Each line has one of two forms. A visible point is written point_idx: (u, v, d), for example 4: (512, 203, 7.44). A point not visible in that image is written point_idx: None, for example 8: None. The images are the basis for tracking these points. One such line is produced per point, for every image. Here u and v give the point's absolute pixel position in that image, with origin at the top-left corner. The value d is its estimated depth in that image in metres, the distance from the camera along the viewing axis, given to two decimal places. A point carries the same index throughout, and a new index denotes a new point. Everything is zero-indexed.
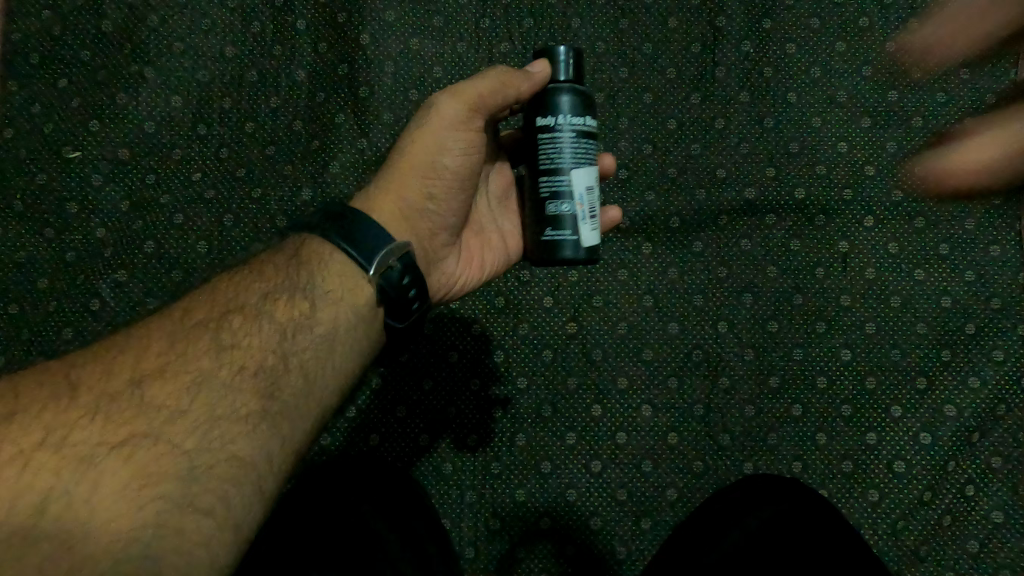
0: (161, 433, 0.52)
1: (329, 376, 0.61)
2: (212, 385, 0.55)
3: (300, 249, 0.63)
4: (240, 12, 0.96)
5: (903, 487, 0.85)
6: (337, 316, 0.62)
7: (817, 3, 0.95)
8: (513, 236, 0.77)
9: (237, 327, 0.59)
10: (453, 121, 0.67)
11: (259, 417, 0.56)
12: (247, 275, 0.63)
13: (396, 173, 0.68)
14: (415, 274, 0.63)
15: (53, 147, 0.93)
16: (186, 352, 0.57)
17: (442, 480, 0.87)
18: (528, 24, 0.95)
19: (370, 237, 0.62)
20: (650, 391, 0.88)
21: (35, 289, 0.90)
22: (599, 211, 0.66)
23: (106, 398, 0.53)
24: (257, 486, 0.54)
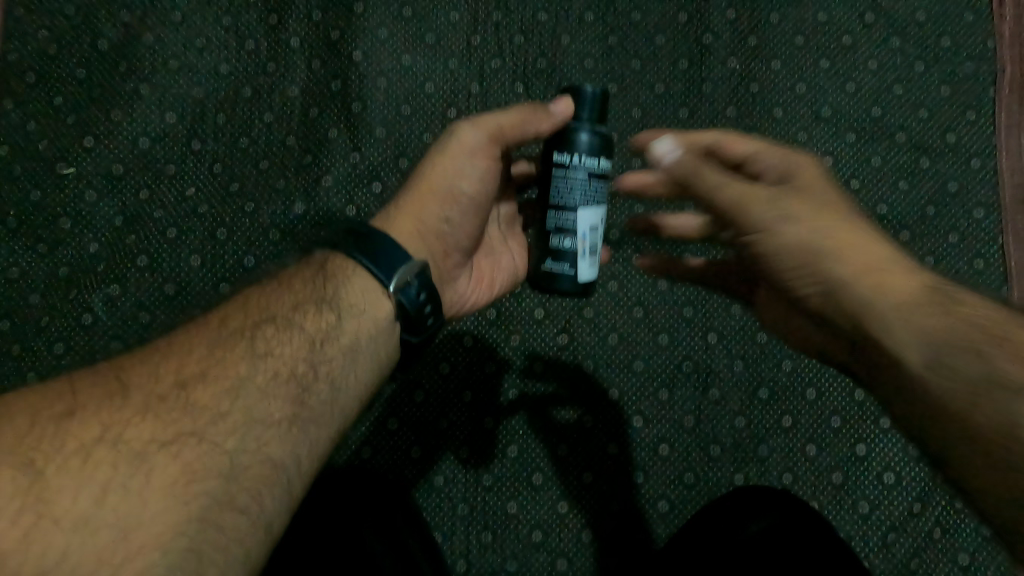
0: (204, 433, 0.49)
1: (353, 385, 0.57)
2: (250, 388, 0.52)
3: (325, 262, 0.60)
4: (233, 29, 0.96)
5: (894, 499, 0.86)
6: (361, 327, 0.58)
7: (801, 22, 0.97)
8: (521, 260, 0.76)
9: (270, 333, 0.55)
10: (473, 148, 0.65)
11: (292, 421, 0.52)
12: (275, 287, 0.59)
13: (413, 196, 0.66)
14: (431, 291, 0.60)
15: (47, 164, 0.93)
16: (229, 352, 0.53)
17: (434, 492, 0.87)
18: (519, 41, 0.97)
19: (392, 254, 0.59)
20: (640, 402, 0.89)
21: (28, 305, 0.89)
22: (599, 251, 0.65)
23: (153, 397, 0.49)
24: (287, 489, 0.51)
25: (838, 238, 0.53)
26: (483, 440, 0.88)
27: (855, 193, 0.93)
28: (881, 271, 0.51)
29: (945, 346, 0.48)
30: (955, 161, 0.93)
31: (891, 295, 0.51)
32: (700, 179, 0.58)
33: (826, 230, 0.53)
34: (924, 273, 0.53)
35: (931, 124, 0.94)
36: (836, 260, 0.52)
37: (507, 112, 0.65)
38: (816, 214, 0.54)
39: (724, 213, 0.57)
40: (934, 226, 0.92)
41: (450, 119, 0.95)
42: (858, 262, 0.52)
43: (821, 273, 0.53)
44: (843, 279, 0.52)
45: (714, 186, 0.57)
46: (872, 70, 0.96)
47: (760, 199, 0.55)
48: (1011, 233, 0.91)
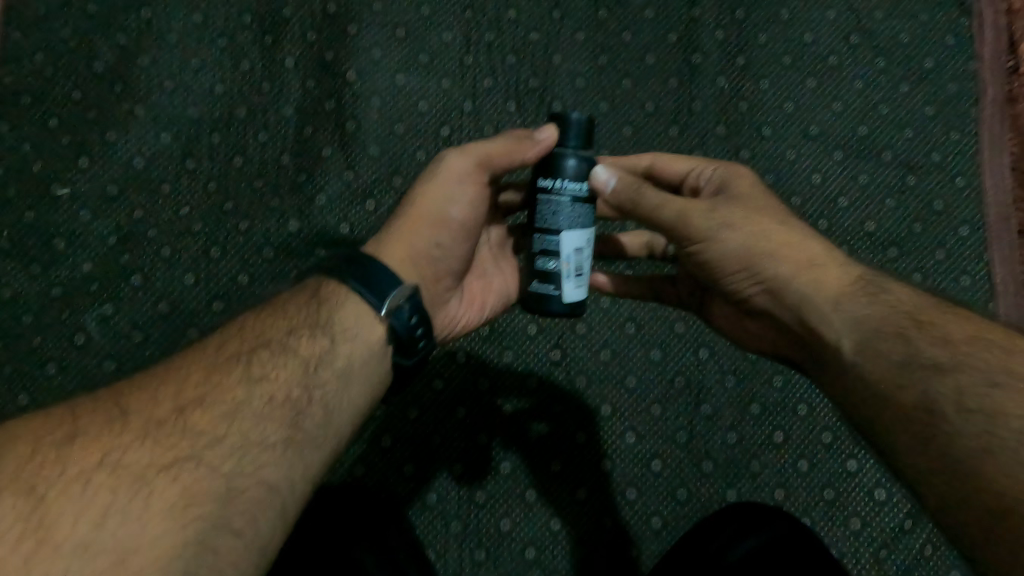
0: (201, 457, 0.49)
1: (346, 408, 0.57)
2: (246, 412, 0.52)
3: (318, 288, 0.61)
4: (228, 50, 0.98)
5: (884, 515, 0.87)
6: (354, 351, 0.58)
7: (788, 42, 0.99)
8: (513, 282, 0.77)
9: (266, 358, 0.56)
10: (462, 176, 0.66)
11: (287, 444, 0.52)
12: (269, 313, 0.59)
13: (404, 222, 0.67)
14: (423, 315, 0.61)
15: (41, 185, 0.93)
16: (226, 377, 0.53)
17: (427, 510, 0.87)
18: (511, 60, 0.98)
19: (384, 279, 0.60)
20: (632, 418, 0.89)
21: (20, 325, 0.89)
22: (586, 274, 0.65)
23: (152, 422, 0.49)
24: (281, 510, 0.51)
25: (775, 240, 0.61)
26: (476, 459, 0.88)
27: (843, 211, 0.94)
28: (811, 269, 0.60)
29: (869, 331, 0.57)
30: (941, 180, 0.95)
31: (825, 289, 0.60)
32: (642, 199, 0.64)
33: (762, 233, 0.61)
34: (853, 264, 0.62)
35: (916, 143, 0.96)
36: (774, 260, 0.61)
37: (494, 140, 0.66)
38: (753, 221, 0.62)
39: (671, 228, 0.64)
40: (921, 244, 0.93)
41: (443, 138, 0.96)
42: (795, 262, 0.61)
43: (763, 275, 0.61)
44: (782, 277, 0.61)
45: (656, 206, 0.64)
46: (859, 90, 0.98)
47: (701, 212, 0.63)
48: (996, 250, 0.93)
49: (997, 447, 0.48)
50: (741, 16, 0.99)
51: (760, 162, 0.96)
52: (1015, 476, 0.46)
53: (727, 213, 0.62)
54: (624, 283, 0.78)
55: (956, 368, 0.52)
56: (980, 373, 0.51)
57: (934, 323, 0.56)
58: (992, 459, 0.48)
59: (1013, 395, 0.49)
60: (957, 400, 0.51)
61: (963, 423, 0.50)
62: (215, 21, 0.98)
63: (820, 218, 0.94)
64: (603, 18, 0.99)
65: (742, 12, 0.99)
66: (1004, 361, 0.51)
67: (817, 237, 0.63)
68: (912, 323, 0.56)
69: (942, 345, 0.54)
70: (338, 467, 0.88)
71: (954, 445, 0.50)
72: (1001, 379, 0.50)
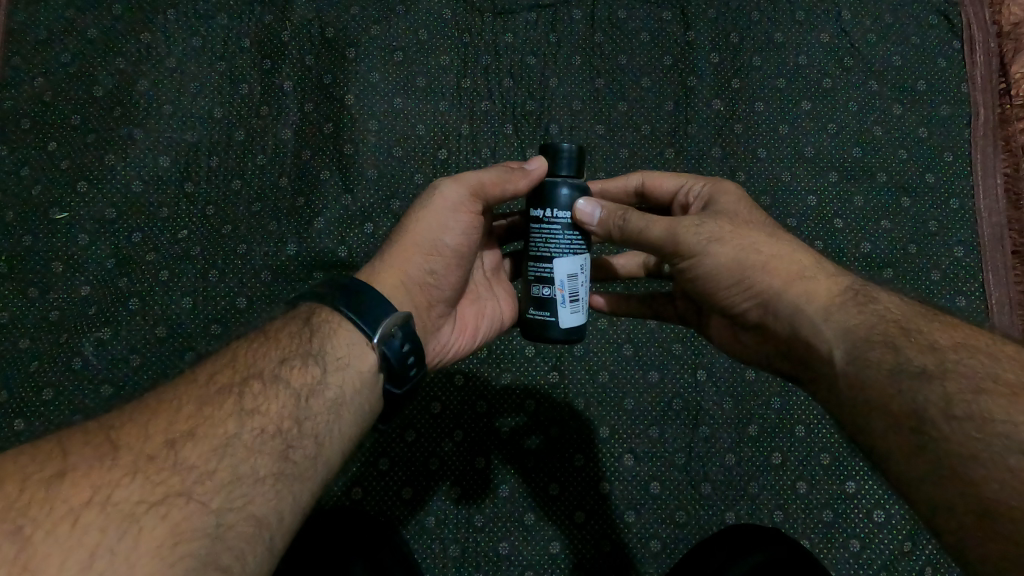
0: (191, 493, 0.48)
1: (336, 437, 0.57)
2: (237, 445, 0.51)
3: (310, 315, 0.61)
4: (228, 75, 0.99)
5: (885, 537, 0.86)
6: (345, 380, 0.58)
7: (783, 66, 1.00)
8: (507, 304, 0.77)
9: (257, 389, 0.55)
10: (454, 204, 0.67)
11: (276, 477, 0.51)
12: (261, 343, 0.59)
13: (397, 249, 0.67)
14: (415, 342, 0.61)
15: (40, 209, 0.94)
16: (217, 410, 0.53)
17: (426, 533, 0.87)
18: (508, 83, 0.99)
19: (378, 307, 0.60)
20: (632, 440, 0.89)
21: (17, 349, 0.89)
22: (582, 298, 0.65)
23: (143, 457, 0.48)
24: (269, 546, 0.50)
25: (763, 252, 0.61)
26: (473, 483, 0.88)
27: (839, 232, 0.95)
28: (801, 285, 0.59)
29: (857, 341, 0.54)
30: (935, 202, 0.96)
31: (816, 298, 0.58)
32: (628, 221, 0.63)
33: (750, 248, 0.61)
34: (842, 275, 0.60)
35: (910, 165, 0.97)
36: (763, 273, 0.60)
37: (486, 171, 0.67)
38: (738, 235, 0.62)
39: (660, 244, 0.63)
40: (917, 264, 0.93)
41: (440, 161, 0.96)
42: (783, 274, 0.59)
43: (755, 288, 0.60)
44: (772, 289, 0.59)
45: (643, 227, 0.64)
46: (853, 112, 0.99)
47: (688, 228, 0.62)
48: (992, 270, 0.93)
49: (984, 453, 0.46)
50: (735, 40, 1.01)
51: (756, 183, 0.96)
52: (1002, 483, 0.45)
53: (712, 228, 0.62)
54: (622, 302, 0.79)
55: (943, 376, 0.50)
56: (968, 380, 0.49)
57: (920, 331, 0.54)
58: (979, 465, 0.46)
59: (999, 400, 0.47)
60: (943, 408, 0.49)
61: (952, 430, 0.48)
62: (215, 47, 1.00)
63: (815, 239, 0.94)
64: (599, 41, 1.00)
65: (736, 35, 1.01)
66: (990, 369, 0.50)
67: (805, 249, 0.62)
68: (900, 331, 0.54)
69: (929, 352, 0.52)
70: (336, 491, 0.88)
71: (943, 452, 0.48)
72: (988, 386, 0.48)
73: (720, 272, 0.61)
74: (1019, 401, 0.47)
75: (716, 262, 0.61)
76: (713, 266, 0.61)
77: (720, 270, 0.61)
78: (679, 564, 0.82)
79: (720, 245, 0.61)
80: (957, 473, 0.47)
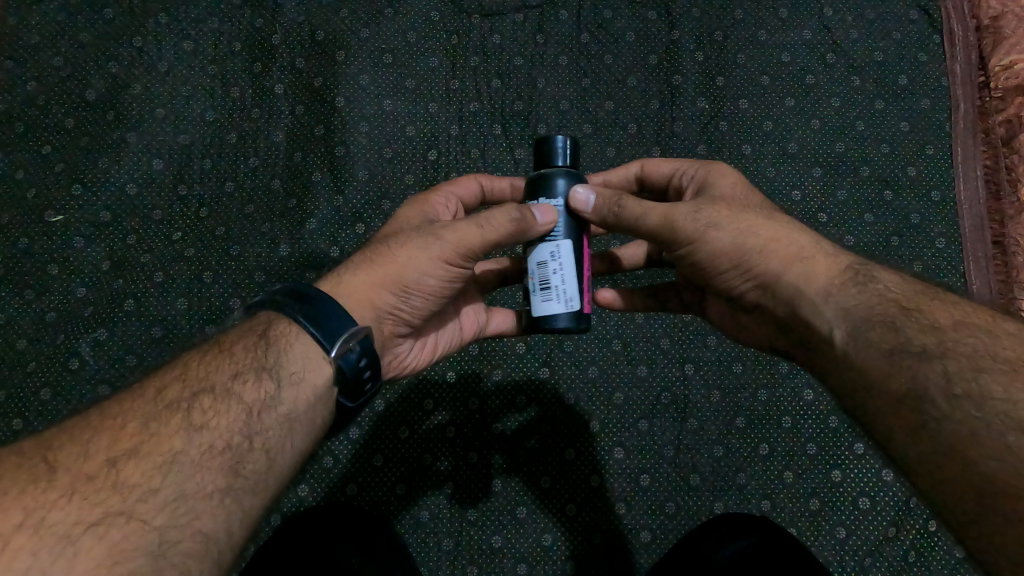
0: (133, 511, 0.47)
1: (287, 453, 0.56)
2: (182, 462, 0.50)
3: (267, 328, 0.58)
4: (219, 78, 1.00)
5: (870, 524, 0.87)
6: (298, 396, 0.57)
7: (766, 63, 1.02)
8: (470, 320, 0.77)
9: (207, 404, 0.54)
10: (443, 257, 0.63)
11: (224, 492, 0.51)
12: (214, 355, 0.57)
13: (367, 278, 0.63)
14: (372, 356, 0.59)
15: (35, 212, 0.95)
16: (164, 426, 0.52)
17: (419, 526, 0.88)
18: (496, 84, 1.00)
19: (336, 319, 0.57)
20: (621, 434, 0.91)
21: (11, 350, 0.90)
22: (557, 287, 0.62)
23: (82, 477, 0.48)
24: (219, 562, 0.49)
25: (761, 235, 0.61)
26: (474, 487, 0.89)
27: (824, 225, 0.96)
28: (799, 268, 0.60)
29: (858, 321, 0.56)
30: (916, 195, 0.97)
31: (816, 279, 0.59)
32: (623, 207, 0.64)
33: (743, 231, 0.61)
34: (843, 255, 0.61)
35: (891, 159, 0.99)
36: (760, 257, 0.61)
37: (495, 222, 0.61)
38: (736, 218, 0.62)
39: (657, 231, 0.64)
40: (901, 255, 0.95)
41: (431, 161, 0.98)
42: (781, 257, 0.60)
43: (753, 270, 0.61)
44: (771, 271, 0.60)
45: (640, 214, 0.64)
46: (835, 107, 1.00)
47: (684, 214, 0.62)
48: (974, 261, 0.94)
49: (984, 434, 0.48)
50: (719, 38, 1.02)
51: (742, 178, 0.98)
52: (1004, 463, 0.46)
53: (709, 214, 0.62)
54: (631, 297, 0.78)
55: (943, 355, 0.52)
56: (966, 359, 0.51)
57: (920, 311, 0.55)
58: (979, 445, 0.48)
59: (998, 378, 0.49)
60: (944, 387, 0.50)
61: (952, 409, 0.49)
62: (207, 51, 1.01)
63: None
64: (585, 41, 1.02)
65: (720, 34, 1.03)
66: (990, 346, 0.51)
67: (803, 231, 0.62)
68: (900, 311, 0.55)
69: (929, 331, 0.53)
70: (329, 489, 0.90)
71: (945, 429, 0.49)
72: (987, 365, 0.50)
73: (716, 258, 0.62)
74: (1019, 379, 0.49)
75: (712, 249, 0.62)
76: (711, 253, 0.62)
77: (716, 257, 0.62)
78: (672, 550, 0.83)
79: (717, 233, 0.62)
80: (956, 452, 0.48)
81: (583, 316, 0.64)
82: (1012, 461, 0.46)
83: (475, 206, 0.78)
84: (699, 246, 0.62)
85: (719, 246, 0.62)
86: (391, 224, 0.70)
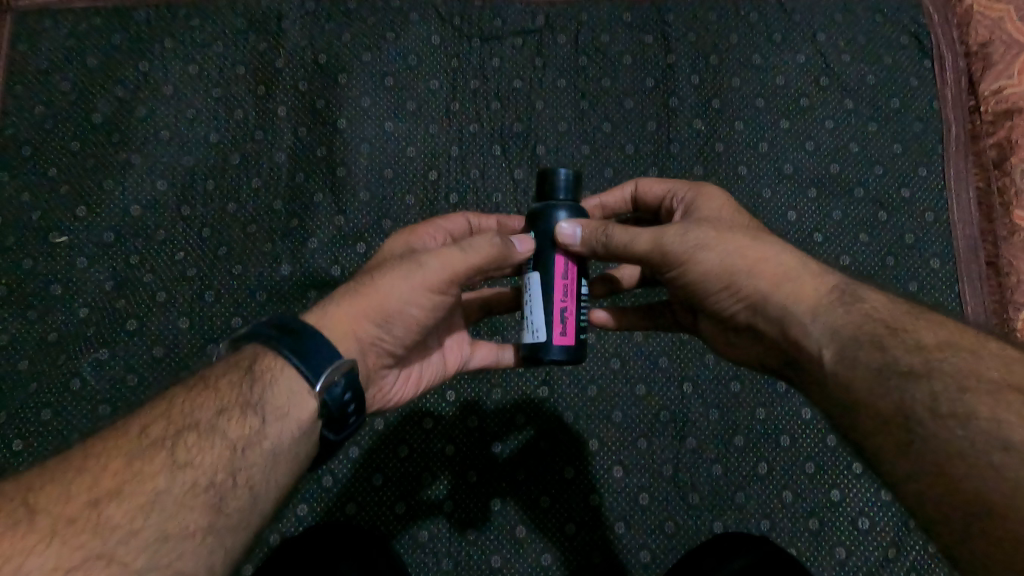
0: (113, 554, 0.48)
1: (271, 487, 0.56)
2: (165, 501, 0.51)
3: (253, 362, 0.58)
4: (224, 101, 1.02)
5: (868, 544, 0.88)
6: (284, 430, 0.57)
7: (761, 86, 1.04)
8: (450, 354, 0.78)
9: (192, 441, 0.54)
10: (427, 283, 0.63)
11: (207, 531, 0.51)
12: (198, 391, 0.57)
13: (350, 307, 0.63)
14: (356, 390, 0.59)
15: (41, 233, 0.96)
16: (147, 464, 0.52)
17: (418, 547, 0.88)
18: (496, 106, 1.02)
19: (323, 351, 0.58)
20: (620, 452, 0.91)
21: (14, 371, 0.90)
22: (528, 317, 0.66)
23: (62, 520, 0.48)
24: None
25: (749, 256, 0.62)
26: (474, 507, 0.89)
27: (819, 245, 0.97)
28: (787, 289, 0.60)
29: (847, 340, 0.56)
30: (911, 216, 0.99)
31: (803, 299, 0.60)
32: (610, 237, 0.64)
33: (732, 253, 0.62)
34: (830, 274, 0.61)
35: (885, 180, 1.00)
36: (749, 276, 0.61)
37: (477, 247, 0.63)
38: (725, 240, 0.62)
39: (647, 256, 0.65)
40: (895, 276, 0.96)
41: (431, 181, 0.99)
42: (769, 276, 0.61)
43: (743, 292, 0.62)
44: (759, 291, 0.61)
45: (627, 241, 0.64)
46: (829, 130, 1.02)
47: (673, 236, 0.63)
48: (968, 282, 0.96)
49: (966, 450, 0.48)
50: (714, 62, 1.04)
51: (739, 198, 0.99)
52: (988, 480, 0.47)
53: (698, 234, 0.63)
54: (623, 317, 0.79)
55: (928, 374, 0.52)
56: (951, 379, 0.51)
57: (907, 330, 0.56)
58: (960, 462, 0.48)
59: (983, 399, 0.50)
60: (929, 406, 0.51)
61: (937, 426, 0.50)
62: (211, 73, 1.03)
63: None
64: (583, 65, 1.04)
65: (716, 58, 1.04)
66: (974, 366, 0.52)
67: (791, 248, 0.63)
68: (887, 330, 0.56)
69: (915, 352, 0.54)
70: (329, 509, 0.90)
71: (932, 448, 0.50)
72: (972, 384, 0.51)
73: (709, 277, 0.63)
74: (1004, 399, 0.49)
75: (704, 267, 0.62)
76: (703, 272, 0.63)
77: (708, 276, 0.63)
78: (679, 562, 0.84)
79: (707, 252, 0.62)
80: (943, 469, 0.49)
81: (556, 347, 0.65)
82: (996, 480, 0.47)
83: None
84: (692, 264, 0.63)
85: (709, 264, 0.62)
86: (377, 257, 0.71)
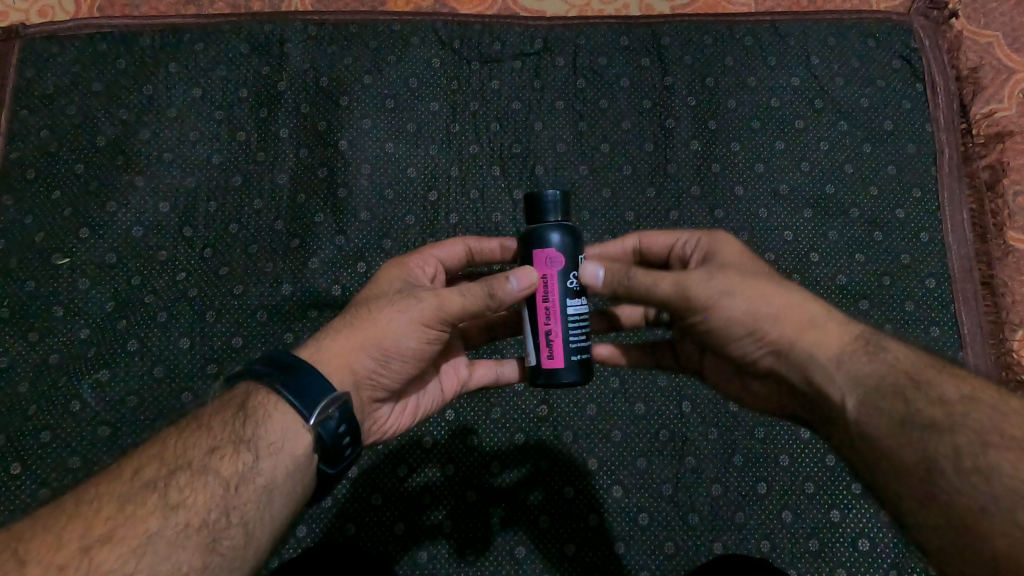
0: None
1: (266, 523, 0.56)
2: (158, 543, 0.50)
3: (246, 400, 0.59)
4: (226, 123, 1.02)
5: (868, 564, 0.88)
6: (278, 465, 0.57)
7: (757, 108, 1.05)
8: (449, 378, 0.78)
9: (184, 481, 0.54)
10: (417, 321, 0.65)
11: (201, 572, 0.51)
12: (192, 430, 0.58)
13: (346, 340, 0.65)
14: (351, 422, 0.60)
15: (43, 256, 0.96)
16: (139, 507, 0.52)
17: (418, 568, 0.88)
18: (495, 128, 1.03)
19: (315, 384, 0.59)
20: (620, 474, 0.91)
21: (13, 395, 0.90)
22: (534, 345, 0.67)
23: (53, 568, 0.48)
24: None
25: (772, 305, 0.63)
26: (474, 529, 0.89)
27: (816, 265, 0.98)
28: (811, 333, 0.62)
29: (868, 391, 0.57)
30: (907, 237, 0.99)
31: (826, 348, 0.61)
32: (633, 279, 0.65)
33: (757, 303, 0.63)
34: (853, 324, 0.63)
35: (880, 201, 1.01)
36: (774, 325, 0.62)
37: (470, 290, 0.64)
38: (748, 286, 0.64)
39: (670, 300, 0.65)
40: (891, 295, 0.97)
41: (430, 202, 1.00)
42: (794, 324, 0.62)
43: (767, 339, 0.62)
44: (783, 338, 0.62)
45: (650, 284, 0.65)
46: (824, 151, 1.03)
47: (697, 282, 0.64)
48: (963, 302, 0.96)
49: (991, 509, 0.48)
50: (711, 84, 1.06)
51: (736, 219, 1.00)
52: (1005, 539, 0.46)
53: (721, 280, 0.64)
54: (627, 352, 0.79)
55: (952, 430, 0.52)
56: (974, 435, 0.51)
57: (929, 383, 0.56)
58: (984, 522, 0.48)
59: (1005, 455, 0.49)
60: (954, 462, 0.51)
61: (959, 481, 0.50)
62: (214, 96, 1.03)
63: (793, 272, 0.98)
64: (581, 86, 1.05)
65: (712, 80, 1.06)
66: (999, 423, 0.51)
67: (813, 298, 0.64)
68: (909, 382, 0.57)
69: (938, 405, 0.54)
70: (327, 530, 0.89)
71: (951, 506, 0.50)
72: (994, 440, 0.50)
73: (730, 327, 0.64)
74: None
75: (727, 318, 0.63)
76: (725, 322, 0.64)
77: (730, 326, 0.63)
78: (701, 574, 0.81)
79: (731, 303, 0.63)
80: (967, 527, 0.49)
81: (569, 370, 0.66)
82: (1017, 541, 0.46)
83: (461, 266, 0.80)
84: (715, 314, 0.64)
85: (732, 316, 0.63)
86: (370, 284, 0.72)
